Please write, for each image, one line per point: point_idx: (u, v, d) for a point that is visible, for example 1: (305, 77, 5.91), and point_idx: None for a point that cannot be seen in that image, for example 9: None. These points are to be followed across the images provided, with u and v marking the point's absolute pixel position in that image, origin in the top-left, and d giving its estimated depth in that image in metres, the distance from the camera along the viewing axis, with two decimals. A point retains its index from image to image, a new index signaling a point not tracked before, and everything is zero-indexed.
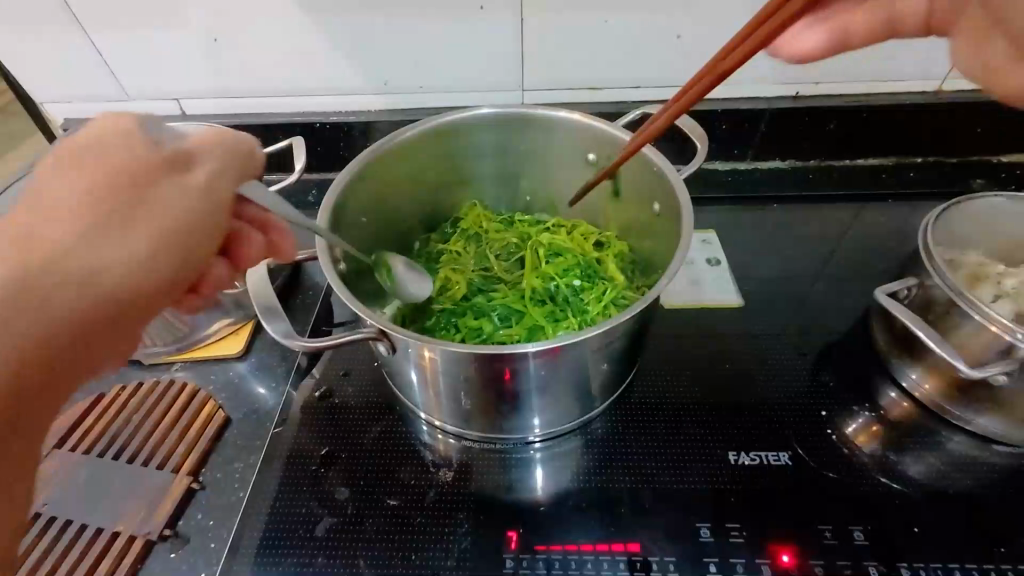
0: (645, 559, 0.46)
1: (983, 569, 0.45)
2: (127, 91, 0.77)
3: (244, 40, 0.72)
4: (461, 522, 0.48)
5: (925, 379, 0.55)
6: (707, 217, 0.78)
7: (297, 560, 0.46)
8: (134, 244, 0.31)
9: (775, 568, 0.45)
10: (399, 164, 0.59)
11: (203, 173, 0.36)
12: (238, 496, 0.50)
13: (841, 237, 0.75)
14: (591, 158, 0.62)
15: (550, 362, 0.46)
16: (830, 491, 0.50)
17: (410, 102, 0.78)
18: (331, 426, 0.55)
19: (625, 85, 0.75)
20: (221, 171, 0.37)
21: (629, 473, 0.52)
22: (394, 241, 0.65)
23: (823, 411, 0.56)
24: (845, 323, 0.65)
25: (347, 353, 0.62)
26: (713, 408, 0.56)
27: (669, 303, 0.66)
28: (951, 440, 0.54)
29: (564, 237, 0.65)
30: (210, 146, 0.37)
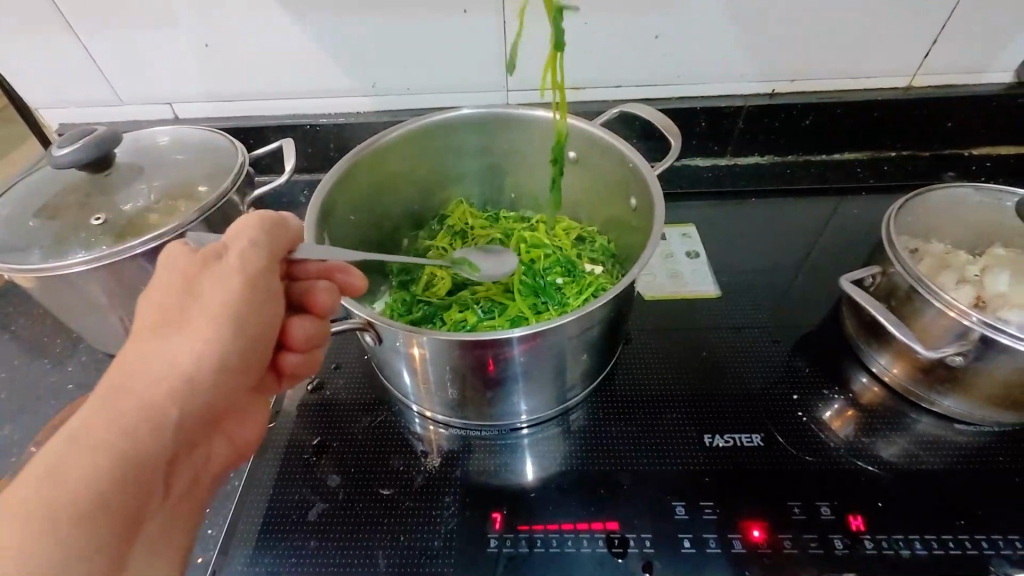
0: (623, 536, 0.48)
1: (943, 539, 0.48)
2: (121, 96, 0.79)
3: (235, 44, 0.74)
4: (448, 505, 0.51)
5: (892, 363, 0.57)
6: (688, 212, 0.80)
7: (291, 544, 0.48)
8: (186, 341, 0.37)
9: (746, 542, 0.47)
10: (386, 163, 0.62)
11: (236, 257, 0.40)
12: (233, 485, 0.52)
13: (817, 230, 0.77)
14: (571, 156, 0.64)
15: (530, 350, 0.48)
16: (801, 470, 0.52)
17: (398, 103, 0.80)
18: (323, 418, 0.57)
19: (606, 85, 0.78)
20: (253, 251, 0.41)
21: (610, 456, 0.54)
22: (383, 238, 0.67)
23: (795, 395, 0.59)
24: (820, 312, 0.67)
25: (338, 348, 0.64)
26: (691, 394, 0.58)
27: (650, 295, 0.69)
28: (917, 421, 0.56)
29: (547, 233, 0.67)
30: (244, 227, 0.42)
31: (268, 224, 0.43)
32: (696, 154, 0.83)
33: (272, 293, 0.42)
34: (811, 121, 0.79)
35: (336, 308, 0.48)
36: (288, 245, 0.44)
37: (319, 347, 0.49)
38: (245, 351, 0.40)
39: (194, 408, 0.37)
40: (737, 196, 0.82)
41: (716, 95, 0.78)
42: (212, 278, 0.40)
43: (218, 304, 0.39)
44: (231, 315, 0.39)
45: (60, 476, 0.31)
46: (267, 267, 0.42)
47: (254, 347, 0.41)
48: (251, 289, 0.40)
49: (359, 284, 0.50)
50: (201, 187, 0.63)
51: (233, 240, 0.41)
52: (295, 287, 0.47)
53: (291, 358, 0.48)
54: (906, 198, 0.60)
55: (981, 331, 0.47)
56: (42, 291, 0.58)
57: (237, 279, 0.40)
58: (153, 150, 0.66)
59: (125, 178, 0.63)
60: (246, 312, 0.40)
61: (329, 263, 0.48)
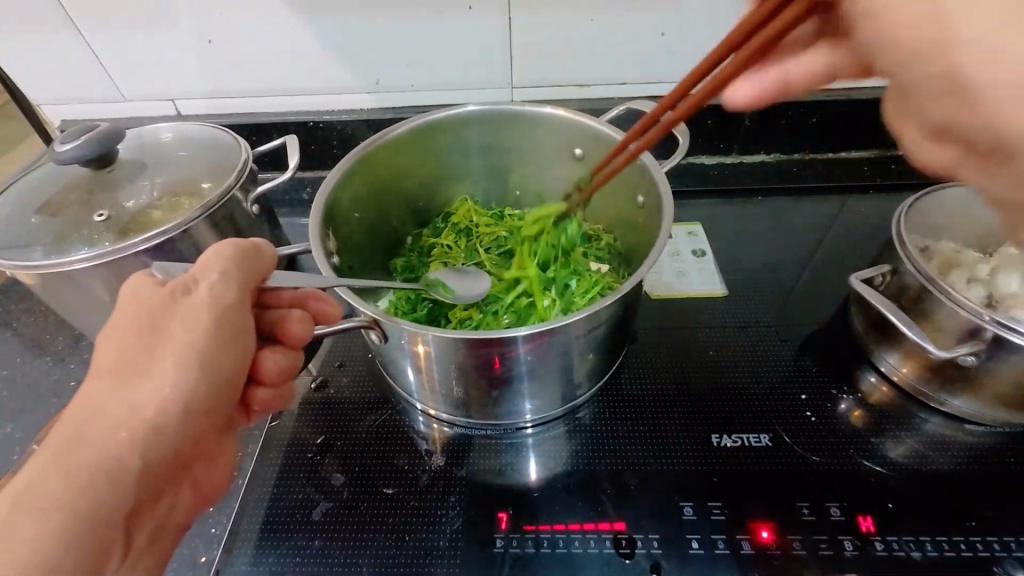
0: (631, 537, 0.47)
1: (954, 541, 0.47)
2: (123, 93, 0.79)
3: (237, 41, 0.73)
4: (453, 505, 0.50)
5: (901, 362, 0.57)
6: (694, 210, 0.80)
7: (295, 543, 0.48)
8: (144, 383, 0.36)
9: (755, 543, 0.47)
10: (390, 161, 0.61)
11: (204, 291, 0.39)
12: (236, 484, 0.52)
13: (824, 229, 0.77)
14: (577, 153, 0.64)
15: (537, 349, 0.48)
16: (810, 471, 0.52)
17: (401, 100, 0.80)
18: (327, 417, 0.57)
19: (611, 82, 0.77)
20: (222, 284, 0.40)
21: (617, 455, 0.53)
22: (388, 236, 0.66)
23: (802, 394, 0.58)
24: (827, 312, 0.67)
25: (343, 346, 0.63)
26: (698, 393, 0.58)
27: (656, 293, 0.68)
28: (927, 421, 0.56)
29: (552, 231, 0.67)
30: (214, 258, 0.40)
31: (238, 255, 0.41)
32: (702, 152, 0.82)
33: (241, 326, 0.40)
34: (817, 119, 0.78)
35: (310, 337, 0.46)
36: (259, 275, 0.43)
37: (289, 379, 0.47)
38: (216, 388, 0.38)
39: (156, 453, 0.35)
40: (743, 194, 0.82)
41: None
42: (176, 314, 0.38)
43: (181, 344, 0.37)
44: (199, 354, 0.37)
45: (19, 522, 0.30)
46: (236, 300, 0.40)
47: (226, 381, 0.39)
48: (218, 325, 0.38)
49: (335, 314, 0.53)
50: (204, 184, 0.63)
51: (200, 273, 0.40)
52: (266, 317, 0.46)
53: (261, 393, 0.45)
54: (916, 196, 0.59)
55: (993, 331, 0.47)
56: (45, 289, 0.57)
57: (204, 314, 0.38)
58: (155, 147, 0.66)
59: (128, 175, 0.63)
60: (214, 348, 0.38)
61: (302, 292, 0.50)
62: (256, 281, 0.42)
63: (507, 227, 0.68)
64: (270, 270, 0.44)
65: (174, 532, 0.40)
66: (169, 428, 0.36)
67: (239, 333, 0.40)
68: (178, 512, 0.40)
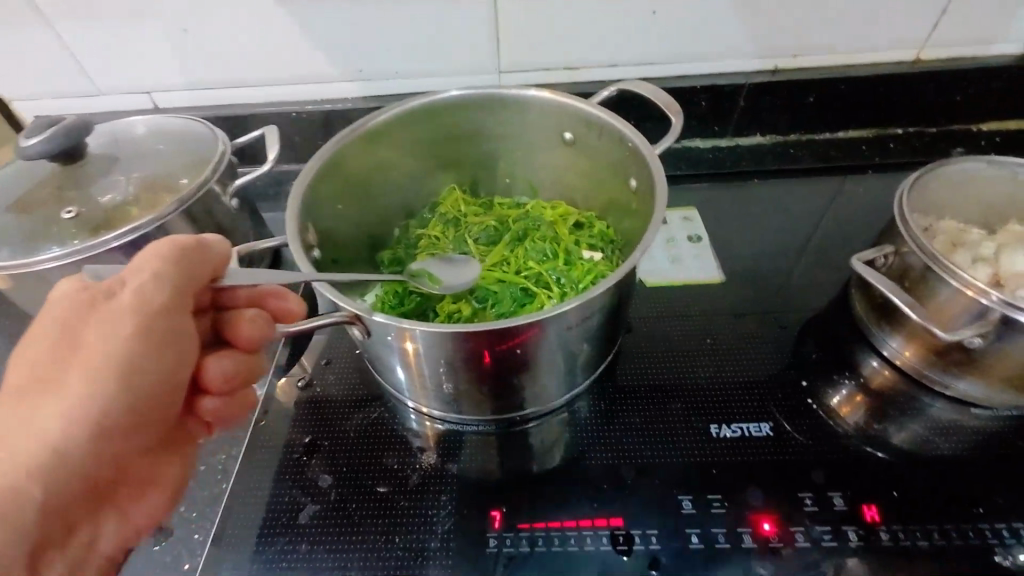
0: (628, 533, 0.46)
1: (961, 529, 0.46)
2: (97, 86, 0.76)
3: (213, 28, 0.70)
4: (443, 505, 0.48)
5: (904, 346, 0.55)
6: (689, 195, 0.77)
7: (281, 548, 0.46)
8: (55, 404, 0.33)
9: (757, 536, 0.45)
10: (372, 150, 0.59)
11: (129, 296, 0.36)
12: (221, 488, 0.51)
13: (822, 212, 0.75)
14: (567, 137, 0.61)
15: (527, 341, 0.46)
16: (813, 461, 0.50)
17: (385, 88, 0.77)
18: (314, 416, 0.55)
19: (602, 64, 0.74)
20: (154, 286, 0.36)
21: (613, 449, 0.52)
22: (373, 228, 0.64)
23: (803, 381, 0.57)
24: (827, 297, 0.65)
25: (331, 342, 0.61)
26: (697, 382, 0.56)
27: (651, 281, 0.66)
28: (931, 406, 0.54)
29: (544, 219, 0.64)
30: (150, 257, 0.37)
31: (181, 251, 0.37)
32: (697, 135, 0.80)
33: (173, 334, 0.37)
34: (815, 98, 0.76)
35: (265, 338, 0.42)
36: (209, 272, 0.39)
37: (240, 389, 0.43)
38: (137, 403, 0.36)
39: (65, 483, 0.33)
40: (739, 178, 0.79)
41: (717, 73, 0.75)
42: (96, 322, 0.35)
43: (100, 354, 0.34)
44: (116, 367, 0.35)
45: None
46: (167, 305, 0.37)
47: (154, 394, 0.36)
48: (139, 334, 0.35)
49: (296, 309, 0.48)
50: (181, 178, 0.60)
51: (132, 274, 0.37)
52: (219, 319, 0.42)
53: (208, 403, 0.42)
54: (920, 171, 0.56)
55: (1000, 311, 0.45)
56: (15, 291, 0.55)
57: (128, 321, 0.35)
58: (129, 141, 0.63)
59: (102, 171, 0.60)
60: (138, 361, 0.35)
61: (259, 288, 0.46)
62: (203, 279, 0.39)
63: (496, 217, 0.66)
64: (219, 267, 0.40)
65: (98, 562, 0.38)
66: (81, 450, 0.33)
67: (170, 345, 0.37)
68: (104, 544, 0.37)
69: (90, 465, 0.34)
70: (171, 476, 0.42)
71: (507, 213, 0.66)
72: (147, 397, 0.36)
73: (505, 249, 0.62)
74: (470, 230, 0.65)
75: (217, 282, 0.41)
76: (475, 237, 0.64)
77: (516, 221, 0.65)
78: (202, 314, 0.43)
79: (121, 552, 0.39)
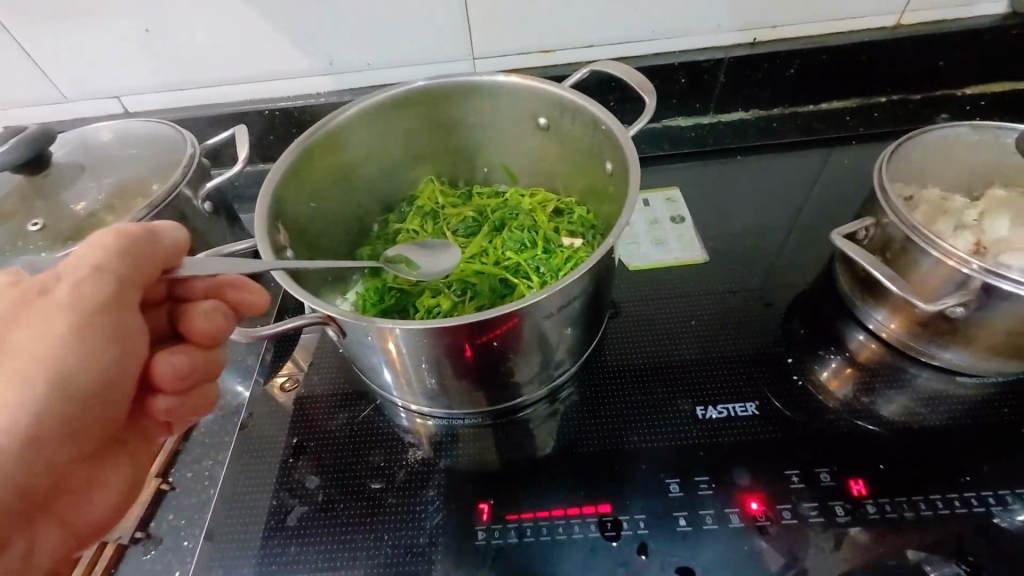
0: (616, 519, 0.46)
1: (948, 499, 0.46)
2: (64, 93, 0.74)
3: (178, 27, 0.69)
4: (431, 500, 0.48)
5: (889, 319, 0.54)
6: (671, 175, 0.76)
7: (269, 551, 0.46)
8: None
9: (744, 516, 0.45)
10: (343, 145, 0.58)
11: (67, 292, 0.35)
12: (208, 493, 0.51)
13: (806, 187, 0.74)
14: (542, 123, 0.60)
15: (505, 332, 0.45)
16: (799, 438, 0.50)
17: (359, 81, 0.75)
18: (299, 418, 0.55)
19: (578, 45, 0.73)
20: (93, 282, 0.35)
21: (599, 435, 0.52)
22: (350, 225, 0.63)
23: (789, 357, 0.56)
24: (812, 273, 0.64)
25: (314, 343, 0.61)
26: (682, 364, 0.56)
27: (634, 265, 0.65)
28: (917, 377, 0.54)
29: (523, 207, 0.64)
30: (91, 249, 0.36)
31: (125, 245, 0.36)
32: (678, 114, 0.78)
33: (111, 333, 0.36)
34: (796, 70, 0.74)
35: (225, 330, 0.42)
36: (153, 265, 0.37)
37: (198, 385, 0.42)
38: (73, 407, 0.34)
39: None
40: (721, 155, 0.78)
41: (696, 48, 0.73)
42: (32, 319, 0.34)
43: (35, 355, 0.34)
44: (51, 369, 0.34)
45: None
46: (106, 302, 0.35)
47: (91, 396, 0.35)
48: (74, 335, 0.34)
49: (260, 301, 0.45)
50: (151, 183, 0.59)
51: (71, 267, 0.35)
52: (175, 311, 0.41)
53: (162, 402, 0.40)
54: (900, 140, 0.56)
55: (981, 279, 0.44)
56: None
57: (63, 320, 0.34)
58: (96, 148, 0.62)
59: (71, 179, 0.59)
60: (74, 362, 0.34)
61: (219, 278, 0.44)
62: (150, 273, 0.37)
63: (474, 207, 0.65)
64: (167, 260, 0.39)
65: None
66: (11, 459, 0.32)
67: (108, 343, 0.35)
68: (42, 559, 0.36)
69: (21, 473, 0.33)
70: (119, 481, 0.40)
71: (486, 203, 0.66)
72: (82, 400, 0.35)
73: (484, 240, 0.61)
74: (448, 222, 0.64)
75: (170, 274, 0.40)
76: (454, 229, 0.64)
77: (495, 211, 0.64)
78: (160, 308, 0.42)
79: (63, 559, 0.38)
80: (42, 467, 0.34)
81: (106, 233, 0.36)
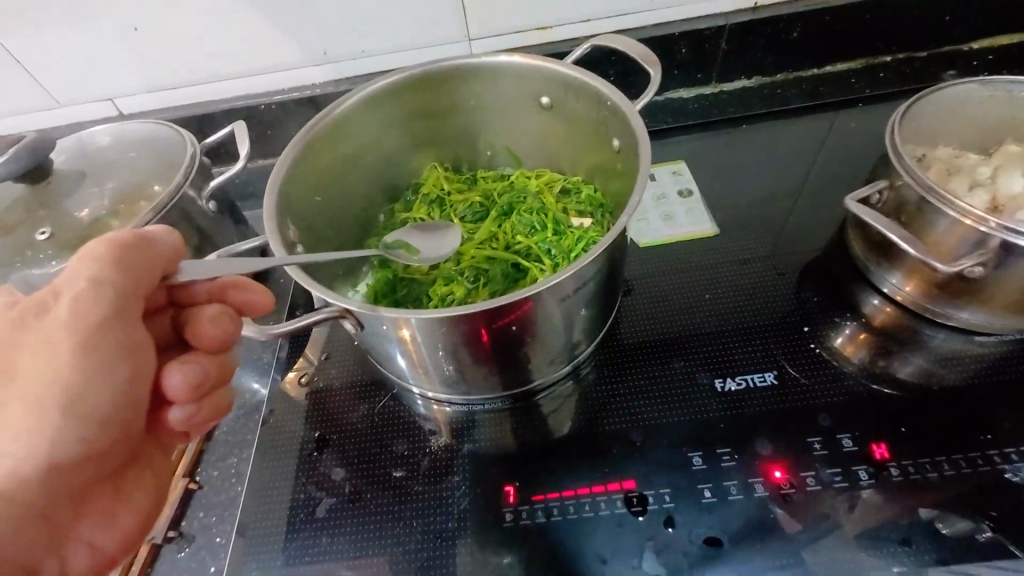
0: (642, 494, 0.46)
1: (970, 457, 0.46)
2: (57, 98, 0.73)
3: (168, 23, 0.67)
4: (457, 485, 0.49)
5: (904, 282, 0.54)
6: (677, 149, 0.75)
7: (301, 543, 0.47)
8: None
9: (769, 485, 0.46)
10: (345, 135, 0.57)
11: (65, 308, 0.34)
12: (236, 490, 0.51)
13: (813, 152, 0.73)
14: (544, 102, 0.59)
15: (522, 315, 0.45)
16: (818, 405, 0.50)
17: (354, 69, 0.74)
18: (319, 411, 0.55)
19: (576, 20, 0.71)
20: (94, 296, 0.34)
21: (619, 413, 0.52)
22: (356, 217, 0.63)
23: (805, 326, 0.56)
24: (824, 239, 0.64)
25: (328, 336, 0.61)
26: (698, 338, 0.56)
27: (644, 241, 0.65)
28: (934, 338, 0.54)
29: (529, 189, 0.63)
30: (86, 264, 0.35)
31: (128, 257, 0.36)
32: (680, 85, 0.77)
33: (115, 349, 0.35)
34: (800, 33, 0.73)
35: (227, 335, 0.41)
36: (151, 273, 0.37)
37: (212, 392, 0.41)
38: (86, 426, 0.34)
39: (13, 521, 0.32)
40: (726, 126, 0.77)
41: (697, 17, 0.71)
42: (42, 337, 0.34)
43: (43, 379, 0.33)
44: (62, 392, 0.33)
45: None
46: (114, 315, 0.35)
47: (105, 416, 0.35)
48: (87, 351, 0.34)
49: (263, 301, 0.45)
50: (154, 185, 0.59)
51: (69, 280, 0.35)
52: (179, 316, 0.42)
53: (178, 412, 0.40)
54: (909, 100, 0.55)
55: (999, 237, 0.44)
56: None
57: (72, 336, 0.34)
58: (94, 152, 0.61)
59: (72, 185, 0.59)
60: (80, 387, 0.34)
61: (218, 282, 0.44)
62: (150, 281, 0.37)
63: (479, 193, 0.65)
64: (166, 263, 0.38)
65: None
66: (27, 486, 0.33)
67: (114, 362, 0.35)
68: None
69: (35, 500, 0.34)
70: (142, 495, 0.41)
71: (492, 188, 0.65)
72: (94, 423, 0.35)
73: (492, 226, 0.61)
74: (455, 208, 0.64)
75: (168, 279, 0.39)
76: (460, 215, 0.63)
77: (501, 195, 0.64)
78: (164, 313, 0.42)
79: None
80: (57, 492, 0.35)
81: (99, 245, 0.35)
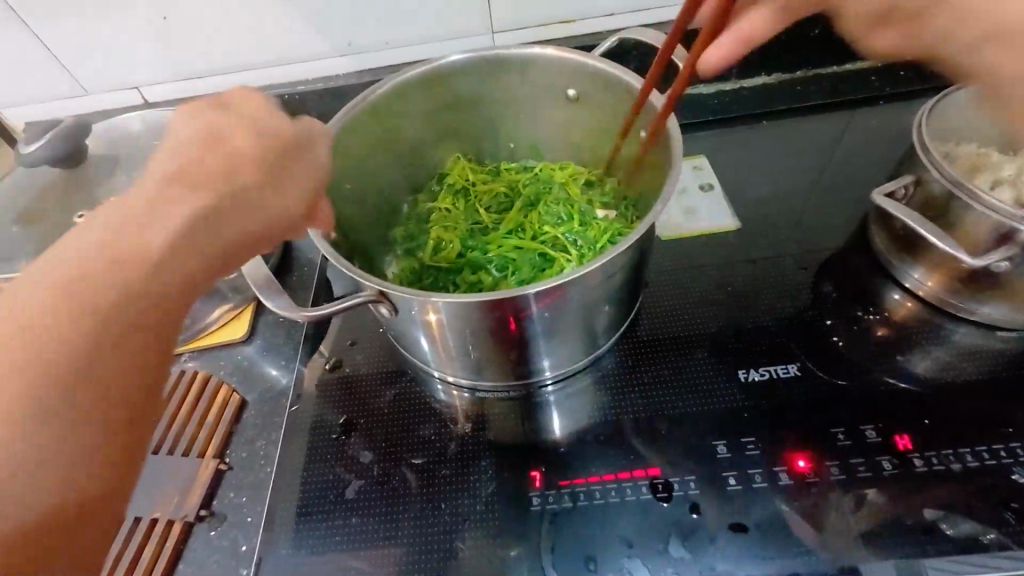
0: (667, 481, 0.47)
1: (993, 450, 0.46)
2: (84, 84, 0.73)
3: (197, 13, 0.68)
4: (484, 469, 0.50)
5: (927, 276, 0.55)
6: (696, 144, 0.76)
7: (332, 523, 0.48)
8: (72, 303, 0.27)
9: (793, 473, 0.46)
10: (375, 125, 0.58)
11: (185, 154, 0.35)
12: (265, 472, 0.52)
13: (832, 149, 0.73)
14: (571, 95, 0.60)
15: (554, 303, 0.46)
16: (840, 397, 0.51)
17: (378, 60, 0.74)
18: (346, 395, 0.56)
19: (599, 15, 0.72)
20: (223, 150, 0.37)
21: (643, 402, 0.53)
22: (382, 207, 0.63)
23: (827, 320, 0.57)
24: (845, 235, 0.64)
25: (351, 323, 0.62)
26: (720, 329, 0.57)
27: (665, 235, 0.66)
28: (955, 333, 0.55)
29: (553, 180, 0.64)
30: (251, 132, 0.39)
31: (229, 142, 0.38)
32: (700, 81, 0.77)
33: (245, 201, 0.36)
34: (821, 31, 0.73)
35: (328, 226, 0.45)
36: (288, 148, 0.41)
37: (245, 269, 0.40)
38: (99, 350, 0.27)
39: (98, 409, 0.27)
40: (745, 123, 0.78)
41: None
42: (150, 224, 0.31)
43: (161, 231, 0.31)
44: (167, 269, 0.30)
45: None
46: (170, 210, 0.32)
47: (131, 331, 0.28)
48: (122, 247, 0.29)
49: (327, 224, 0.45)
50: None
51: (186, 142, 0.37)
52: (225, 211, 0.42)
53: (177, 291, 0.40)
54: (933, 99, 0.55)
55: None
56: None
57: (180, 221, 0.32)
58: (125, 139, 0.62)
59: (104, 172, 0.60)
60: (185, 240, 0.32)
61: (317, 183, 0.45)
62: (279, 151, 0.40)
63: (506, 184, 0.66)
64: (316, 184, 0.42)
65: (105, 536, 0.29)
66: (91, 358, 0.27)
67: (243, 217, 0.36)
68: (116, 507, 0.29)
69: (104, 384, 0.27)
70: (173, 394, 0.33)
71: (517, 178, 0.66)
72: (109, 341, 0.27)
73: (520, 214, 0.62)
74: (480, 199, 0.65)
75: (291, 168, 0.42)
76: (489, 206, 0.64)
77: (527, 186, 0.65)
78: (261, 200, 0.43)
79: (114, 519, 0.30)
80: (134, 383, 0.28)
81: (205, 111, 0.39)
